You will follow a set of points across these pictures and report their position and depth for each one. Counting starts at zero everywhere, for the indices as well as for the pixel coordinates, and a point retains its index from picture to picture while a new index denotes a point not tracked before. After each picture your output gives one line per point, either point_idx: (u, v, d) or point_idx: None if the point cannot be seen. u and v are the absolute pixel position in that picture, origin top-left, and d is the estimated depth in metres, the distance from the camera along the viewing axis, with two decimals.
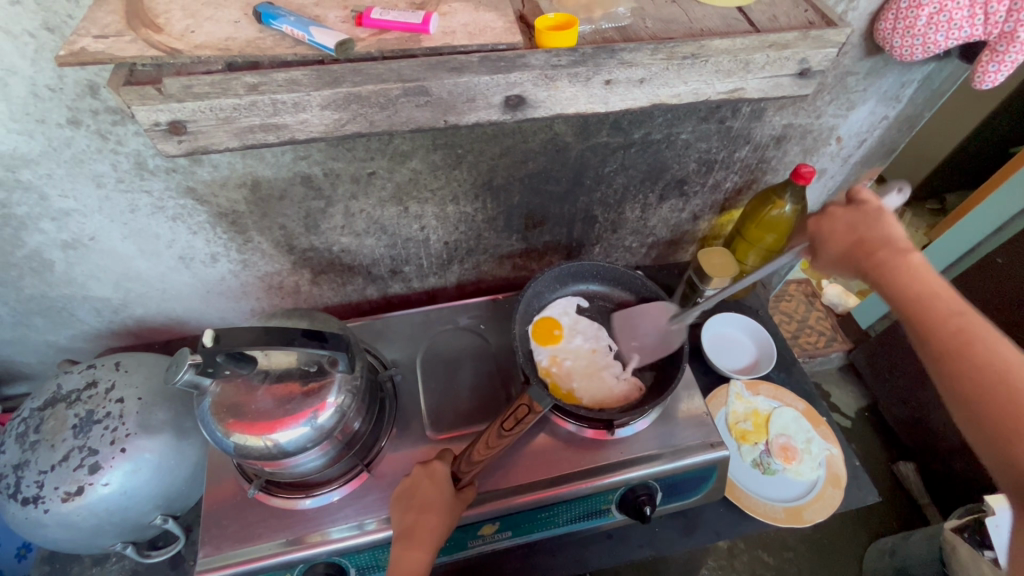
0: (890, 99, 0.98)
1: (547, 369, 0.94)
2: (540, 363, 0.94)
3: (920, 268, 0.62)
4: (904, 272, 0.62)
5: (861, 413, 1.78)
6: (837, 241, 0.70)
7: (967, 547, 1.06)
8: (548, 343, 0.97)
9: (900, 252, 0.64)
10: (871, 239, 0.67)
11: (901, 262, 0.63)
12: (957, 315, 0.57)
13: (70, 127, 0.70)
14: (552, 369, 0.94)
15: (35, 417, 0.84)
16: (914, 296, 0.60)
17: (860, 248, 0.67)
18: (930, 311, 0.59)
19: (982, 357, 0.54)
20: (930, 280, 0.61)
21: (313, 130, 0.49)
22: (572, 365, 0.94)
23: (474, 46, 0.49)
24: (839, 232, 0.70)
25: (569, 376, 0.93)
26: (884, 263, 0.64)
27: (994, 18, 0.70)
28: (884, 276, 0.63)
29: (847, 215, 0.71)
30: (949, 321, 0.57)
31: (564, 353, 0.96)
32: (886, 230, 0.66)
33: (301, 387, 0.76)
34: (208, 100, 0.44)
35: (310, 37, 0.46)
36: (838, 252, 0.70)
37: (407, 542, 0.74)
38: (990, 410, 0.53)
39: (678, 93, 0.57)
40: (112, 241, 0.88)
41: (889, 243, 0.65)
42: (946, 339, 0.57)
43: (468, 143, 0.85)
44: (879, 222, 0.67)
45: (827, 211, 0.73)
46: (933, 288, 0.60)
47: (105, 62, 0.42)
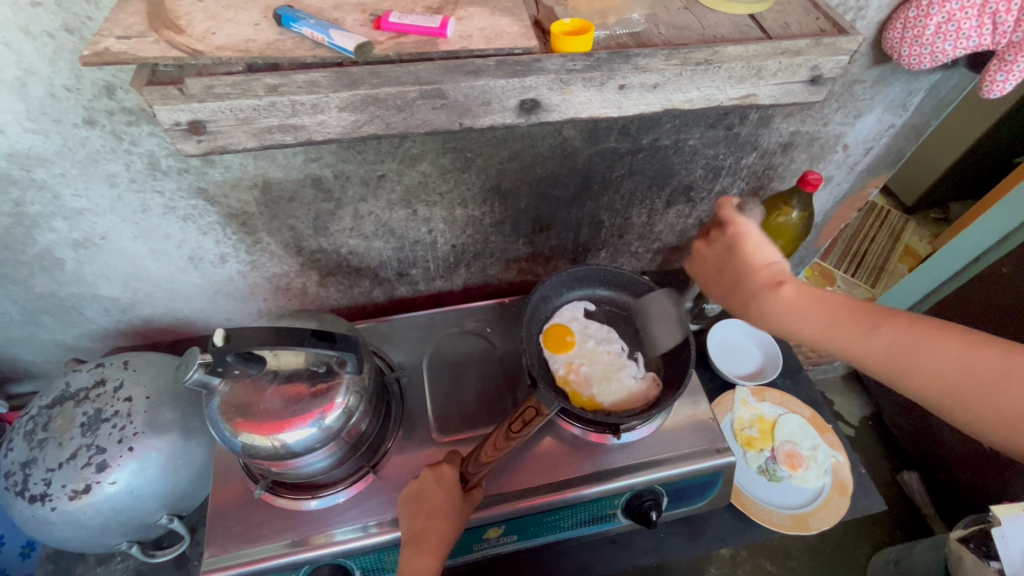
0: (897, 107, 0.98)
1: (564, 377, 0.94)
2: (557, 373, 0.94)
3: (806, 304, 0.61)
4: (798, 316, 0.61)
5: (865, 421, 1.78)
6: (713, 283, 0.70)
7: (974, 557, 1.05)
8: (561, 351, 0.97)
9: (776, 297, 0.62)
10: (745, 281, 0.65)
11: (784, 309, 0.62)
12: (874, 334, 0.59)
13: (85, 127, 0.71)
14: (569, 378, 0.94)
15: (43, 415, 0.84)
16: (822, 339, 0.61)
17: (736, 294, 0.66)
18: (853, 344, 0.59)
19: (922, 364, 0.57)
20: (822, 313, 0.61)
21: (330, 131, 0.50)
22: (588, 371, 0.95)
23: (491, 50, 0.50)
24: (712, 274, 0.70)
25: (588, 382, 0.93)
26: (767, 313, 0.63)
27: (1003, 27, 0.70)
28: (781, 327, 0.63)
29: (713, 250, 0.70)
30: (871, 346, 0.59)
31: (579, 359, 0.96)
32: (750, 265, 0.65)
33: (309, 388, 0.76)
34: (228, 100, 0.45)
35: (330, 40, 0.47)
36: (720, 297, 0.69)
37: (416, 547, 0.74)
38: (965, 406, 0.56)
39: (690, 98, 0.58)
40: (123, 241, 0.88)
41: (756, 285, 0.64)
42: (882, 368, 0.58)
43: (478, 146, 0.85)
44: (739, 258, 0.66)
45: (694, 249, 0.73)
46: (834, 317, 0.60)
47: (128, 62, 0.43)
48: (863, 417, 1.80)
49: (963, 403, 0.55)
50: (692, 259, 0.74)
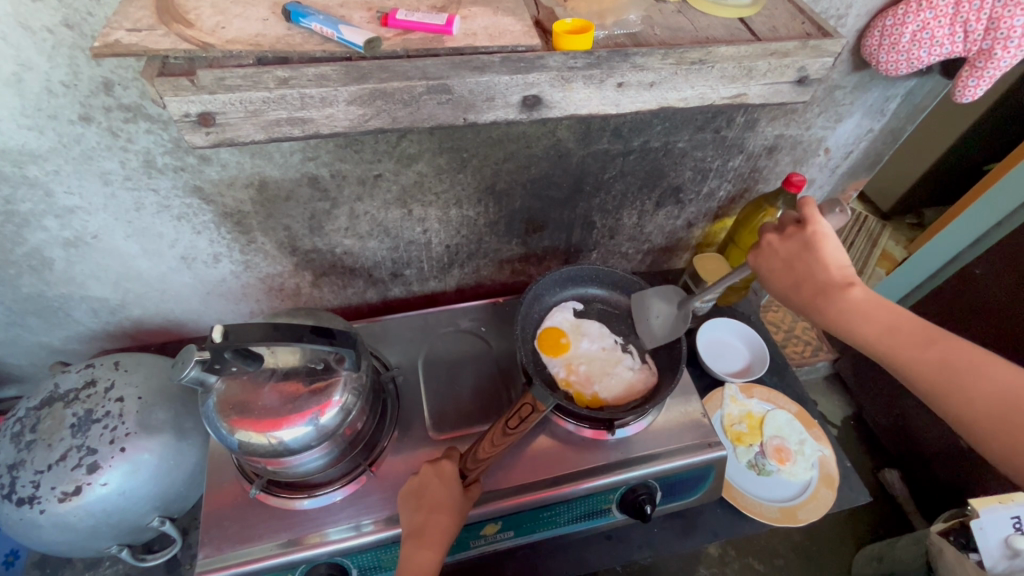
0: (875, 112, 1.02)
1: (566, 379, 0.95)
2: (559, 376, 0.95)
3: (869, 305, 0.70)
4: (860, 316, 0.70)
5: (847, 421, 1.82)
6: (780, 277, 0.76)
7: (953, 550, 1.08)
8: (558, 353, 0.98)
9: (845, 296, 0.71)
10: (815, 278, 0.73)
11: (852, 305, 0.71)
12: (930, 345, 0.67)
13: (81, 123, 0.71)
14: (571, 380, 0.95)
15: (32, 416, 0.83)
16: (884, 340, 0.69)
17: (804, 288, 0.74)
18: (909, 351, 0.67)
19: (966, 379, 0.64)
20: (888, 317, 0.70)
21: (337, 125, 0.51)
22: (587, 370, 0.96)
23: (495, 47, 0.51)
24: (779, 268, 0.77)
25: (589, 381, 0.95)
26: (834, 308, 0.72)
27: (973, 36, 0.74)
28: (841, 321, 0.71)
29: (787, 245, 0.76)
30: (924, 355, 0.67)
31: (577, 360, 0.97)
32: (824, 265, 0.73)
33: (307, 385, 0.76)
34: (239, 92, 0.46)
35: (339, 35, 0.48)
36: (786, 289, 0.76)
37: (419, 540, 0.74)
38: (985, 424, 0.62)
39: (685, 97, 0.60)
40: (116, 240, 0.88)
41: (827, 283, 0.73)
42: (927, 374, 0.66)
43: (474, 147, 0.87)
44: (814, 256, 0.74)
45: (765, 242, 0.79)
46: (897, 323, 0.69)
47: (138, 54, 0.43)
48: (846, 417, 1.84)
49: (991, 422, 0.62)
50: (758, 251, 0.80)
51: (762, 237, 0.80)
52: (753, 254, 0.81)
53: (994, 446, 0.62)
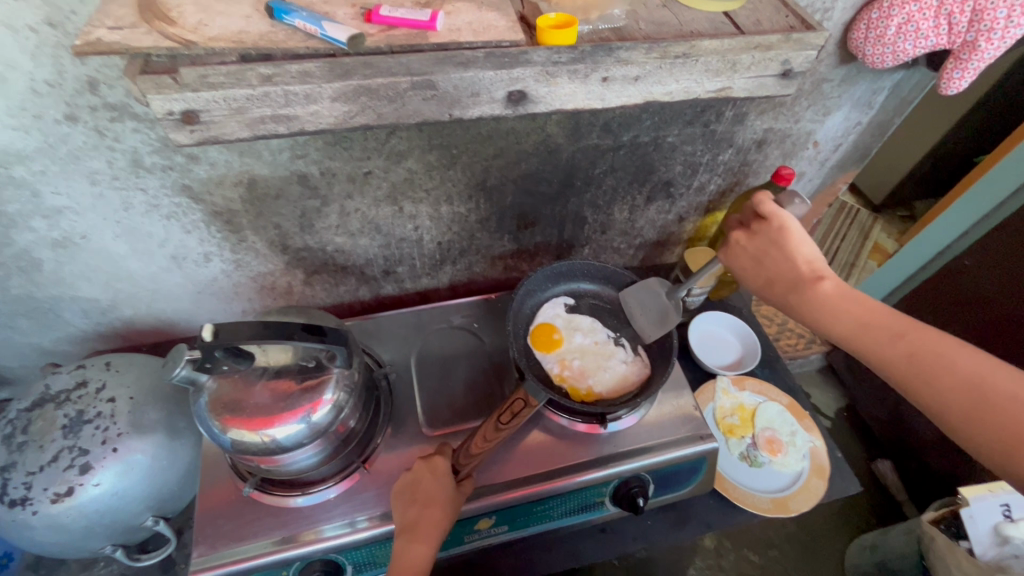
0: (863, 105, 1.03)
1: (560, 375, 0.95)
2: (552, 372, 0.95)
3: (838, 299, 0.71)
4: (829, 312, 0.71)
5: (840, 412, 1.84)
6: (753, 275, 0.79)
7: (944, 540, 1.08)
8: (551, 349, 0.99)
9: (815, 289, 0.73)
10: (784, 274, 0.76)
11: (821, 299, 0.72)
12: (898, 338, 0.67)
13: (67, 123, 0.70)
14: (565, 375, 0.95)
15: (23, 418, 0.83)
16: (852, 335, 0.69)
17: (777, 284, 0.77)
18: (877, 345, 0.68)
19: (933, 370, 0.63)
20: (857, 311, 0.70)
21: (323, 121, 0.51)
22: (580, 364, 0.97)
23: (479, 43, 0.51)
24: (750, 266, 0.79)
25: (582, 375, 0.95)
26: (805, 304, 0.73)
27: (958, 28, 0.75)
28: (812, 316, 0.73)
29: (754, 243, 0.78)
30: (891, 349, 0.67)
31: (570, 354, 0.98)
32: (790, 260, 0.75)
33: (298, 383, 0.76)
34: (223, 90, 0.46)
35: (323, 31, 0.48)
36: (759, 287, 0.79)
37: (412, 535, 0.74)
38: (953, 413, 0.61)
39: (670, 91, 0.60)
40: (105, 240, 0.87)
41: (796, 277, 0.75)
42: (897, 367, 0.66)
43: (463, 143, 0.87)
44: (780, 252, 0.76)
45: (734, 241, 0.81)
46: (866, 318, 0.69)
47: (120, 52, 0.43)
48: (839, 408, 1.85)
49: (961, 412, 0.61)
50: (729, 250, 0.83)
51: (732, 235, 0.82)
52: (725, 253, 0.83)
53: (967, 436, 0.61)
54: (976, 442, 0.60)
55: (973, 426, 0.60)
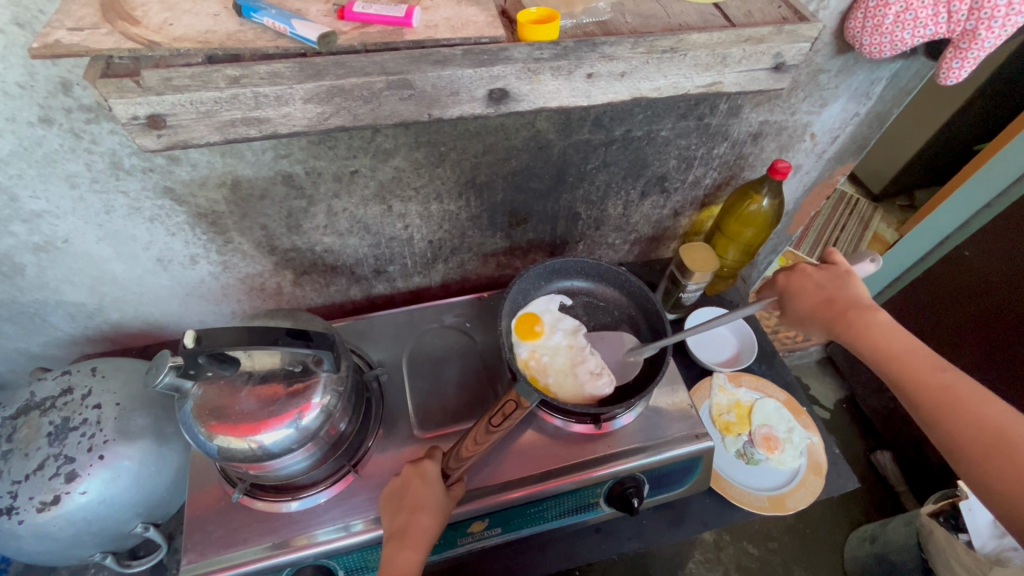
0: (860, 96, 1.01)
1: (525, 361, 0.94)
2: (520, 356, 0.94)
3: (890, 329, 0.72)
4: (880, 333, 0.72)
5: (839, 405, 1.83)
6: (810, 296, 0.79)
7: (942, 531, 1.08)
8: (529, 338, 0.97)
9: (874, 314, 0.73)
10: (845, 297, 0.76)
11: (876, 324, 0.72)
12: (939, 372, 0.67)
13: (41, 126, 0.68)
14: (530, 363, 0.94)
15: (7, 426, 0.82)
16: (895, 360, 0.70)
17: (833, 306, 0.77)
18: (917, 373, 0.67)
19: (961, 406, 0.64)
20: (904, 340, 0.70)
21: (296, 124, 0.49)
22: (548, 361, 0.94)
23: (457, 40, 0.50)
24: (809, 289, 0.80)
25: (546, 371, 0.93)
26: (861, 325, 0.73)
27: (957, 16, 0.73)
28: (859, 336, 0.73)
29: (821, 271, 0.81)
30: (930, 379, 0.67)
31: (544, 349, 0.96)
32: (857, 290, 0.77)
33: (285, 388, 0.75)
34: (188, 93, 0.44)
35: (292, 30, 0.46)
36: (813, 305, 0.78)
37: (401, 542, 0.73)
38: (966, 451, 0.62)
39: (658, 86, 0.58)
40: (87, 244, 0.86)
41: (858, 302, 0.75)
42: (928, 395, 0.66)
43: (451, 140, 0.85)
44: (846, 282, 0.78)
45: (800, 268, 0.83)
46: (912, 348, 0.70)
47: (80, 54, 0.42)
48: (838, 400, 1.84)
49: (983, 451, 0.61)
50: (791, 274, 0.84)
51: (798, 264, 0.84)
52: (785, 275, 0.84)
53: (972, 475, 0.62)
54: (981, 484, 0.61)
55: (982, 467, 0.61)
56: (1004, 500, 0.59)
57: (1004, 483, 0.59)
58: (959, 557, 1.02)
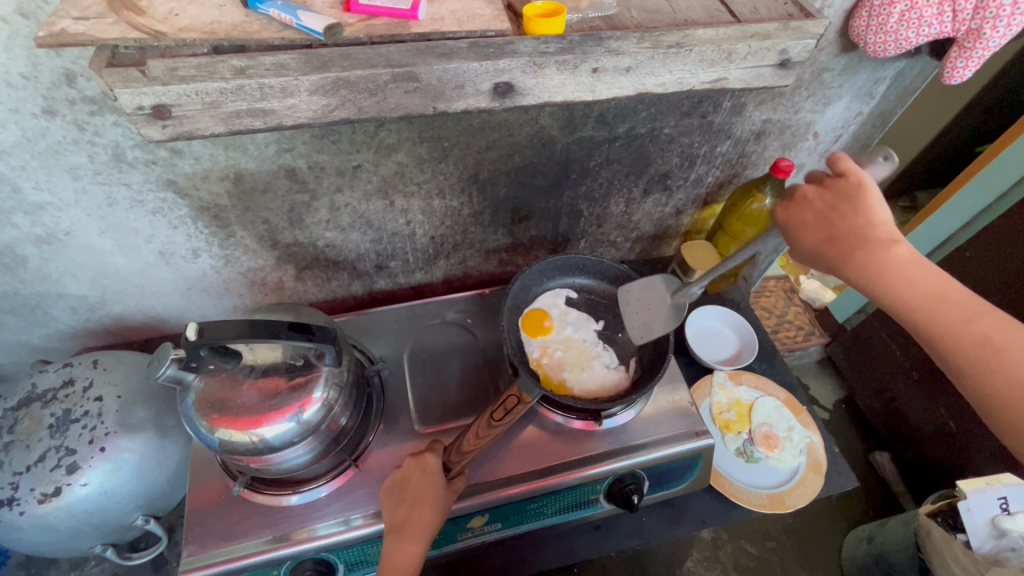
0: (864, 95, 1.01)
1: (538, 360, 0.94)
2: (532, 356, 0.95)
3: (915, 269, 0.66)
4: (903, 276, 0.65)
5: (838, 405, 1.81)
6: (812, 231, 0.71)
7: (941, 531, 1.08)
8: (539, 334, 0.98)
9: (892, 253, 0.66)
10: (854, 229, 0.68)
11: (898, 263, 0.65)
12: (975, 318, 0.63)
13: (45, 117, 0.68)
14: (543, 361, 0.94)
15: (9, 418, 0.82)
16: (926, 306, 0.65)
17: (842, 243, 0.68)
18: (952, 322, 0.64)
19: (1000, 357, 0.61)
20: (930, 283, 0.65)
21: (301, 116, 0.49)
22: (562, 356, 0.95)
23: (463, 33, 0.50)
24: (812, 222, 0.71)
25: (560, 367, 0.94)
26: (876, 266, 0.66)
27: (962, 15, 0.73)
28: (881, 280, 0.66)
29: (823, 197, 0.71)
30: (967, 329, 0.63)
31: (555, 344, 0.97)
32: (867, 216, 0.67)
33: (287, 381, 0.75)
34: (193, 83, 0.44)
35: (297, 22, 0.46)
36: (819, 242, 0.70)
37: (401, 534, 0.73)
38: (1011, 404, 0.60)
39: (664, 82, 0.58)
40: (89, 236, 0.86)
41: (871, 236, 0.67)
42: (967, 348, 0.62)
43: (455, 136, 0.85)
44: (854, 207, 0.68)
45: (800, 194, 0.73)
46: (942, 292, 0.65)
47: (86, 44, 0.42)
48: (837, 400, 1.83)
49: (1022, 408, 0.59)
50: (789, 205, 0.74)
51: (797, 190, 0.74)
52: (782, 209, 0.75)
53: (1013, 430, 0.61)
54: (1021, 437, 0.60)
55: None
56: None
57: None
58: (958, 559, 1.02)
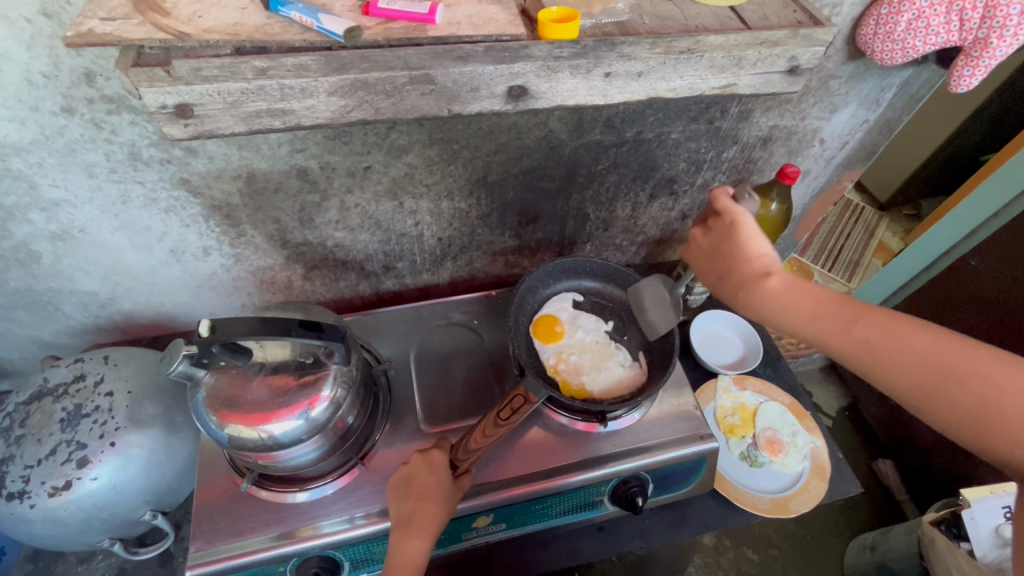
0: (871, 102, 1.01)
1: (554, 367, 0.95)
2: (548, 363, 0.95)
3: (786, 293, 0.63)
4: (781, 306, 0.63)
5: (842, 412, 1.83)
6: (706, 273, 0.71)
7: (945, 538, 1.07)
8: (551, 340, 0.99)
9: (765, 286, 0.64)
10: (733, 271, 0.67)
11: (769, 296, 0.64)
12: (853, 326, 0.61)
13: (63, 115, 0.70)
14: (559, 368, 0.95)
15: (21, 411, 0.83)
16: (817, 329, 0.62)
17: (726, 282, 0.68)
18: (835, 336, 0.61)
19: (897, 360, 0.58)
20: (811, 304, 0.62)
21: (319, 116, 0.50)
22: (577, 360, 0.96)
23: (479, 36, 0.51)
24: (703, 264, 0.72)
25: (577, 371, 0.95)
26: (754, 301, 0.65)
27: (969, 24, 0.74)
28: (763, 315, 0.65)
29: (710, 239, 0.71)
30: (849, 339, 0.60)
31: (568, 349, 0.97)
32: (742, 255, 0.66)
33: (296, 379, 0.76)
34: (216, 83, 0.45)
35: (319, 24, 0.47)
36: (712, 283, 0.70)
37: (406, 529, 0.74)
38: (932, 399, 0.57)
39: (674, 87, 0.59)
40: (103, 233, 0.87)
41: (744, 274, 0.65)
42: (863, 362, 0.60)
43: (464, 138, 0.86)
44: (733, 247, 0.67)
45: (692, 239, 0.74)
46: (816, 305, 0.62)
47: (113, 44, 0.43)
48: (840, 408, 1.84)
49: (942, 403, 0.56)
50: (687, 248, 0.75)
51: (690, 233, 0.74)
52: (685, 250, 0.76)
53: (947, 424, 0.57)
54: (956, 428, 0.56)
55: (952, 416, 0.56)
56: (995, 447, 0.54)
57: (975, 428, 0.55)
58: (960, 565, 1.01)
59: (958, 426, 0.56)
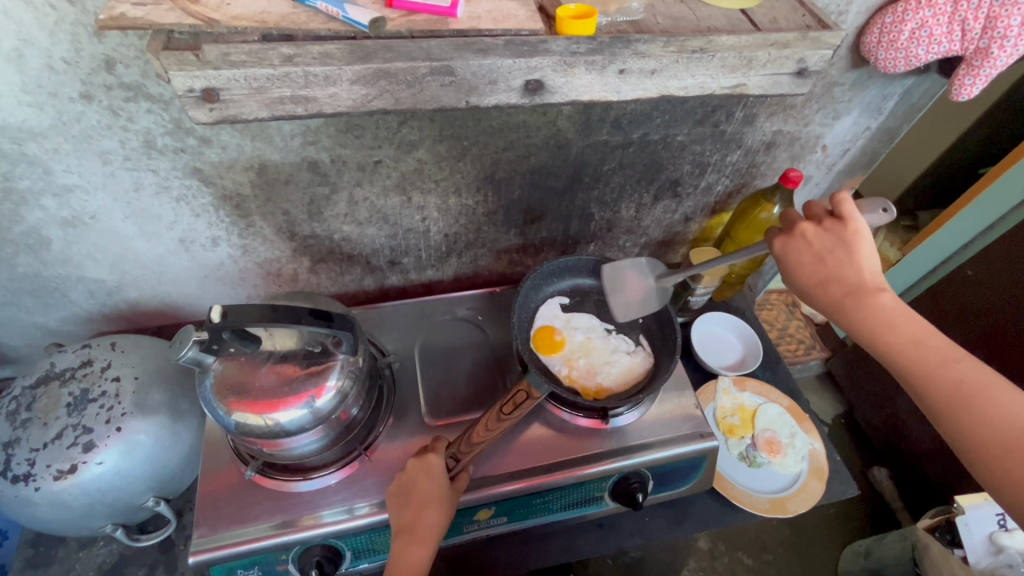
0: (872, 110, 1.03)
1: (569, 376, 0.94)
2: (561, 374, 0.94)
3: (898, 315, 0.67)
4: (887, 322, 0.67)
5: (838, 420, 1.84)
6: (808, 270, 0.72)
7: (938, 546, 1.11)
8: (554, 351, 0.97)
9: (877, 300, 0.68)
10: (847, 277, 0.70)
11: (883, 310, 0.68)
12: (952, 364, 0.65)
13: (81, 102, 0.71)
14: (573, 376, 0.95)
15: (27, 395, 0.83)
16: (909, 348, 0.66)
17: (832, 286, 0.70)
18: (930, 365, 0.65)
19: (979, 402, 0.62)
20: (917, 333, 0.67)
21: (341, 104, 0.52)
22: (586, 363, 0.96)
23: (499, 31, 0.53)
24: (809, 260, 0.72)
25: (590, 373, 0.95)
26: (862, 311, 0.68)
27: (970, 34, 0.76)
28: (867, 325, 0.68)
29: (821, 240, 0.72)
30: (944, 373, 0.64)
31: (574, 354, 0.97)
32: (855, 265, 0.70)
33: (304, 368, 0.77)
34: (243, 68, 0.47)
35: (345, 14, 0.50)
36: (812, 284, 0.71)
37: (409, 538, 0.74)
38: (989, 446, 0.61)
39: (686, 85, 0.61)
40: (114, 221, 0.88)
41: (858, 283, 0.69)
42: (944, 392, 0.64)
43: (474, 135, 0.87)
44: (848, 254, 0.70)
45: (799, 231, 0.74)
46: (920, 337, 0.67)
47: (143, 27, 0.45)
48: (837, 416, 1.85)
49: (994, 448, 0.60)
50: (788, 239, 0.74)
51: (799, 225, 0.74)
52: (780, 240, 0.75)
53: (986, 468, 0.61)
54: (997, 477, 0.60)
55: (997, 460, 0.60)
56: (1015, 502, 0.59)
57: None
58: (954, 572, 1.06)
59: (999, 478, 0.60)
